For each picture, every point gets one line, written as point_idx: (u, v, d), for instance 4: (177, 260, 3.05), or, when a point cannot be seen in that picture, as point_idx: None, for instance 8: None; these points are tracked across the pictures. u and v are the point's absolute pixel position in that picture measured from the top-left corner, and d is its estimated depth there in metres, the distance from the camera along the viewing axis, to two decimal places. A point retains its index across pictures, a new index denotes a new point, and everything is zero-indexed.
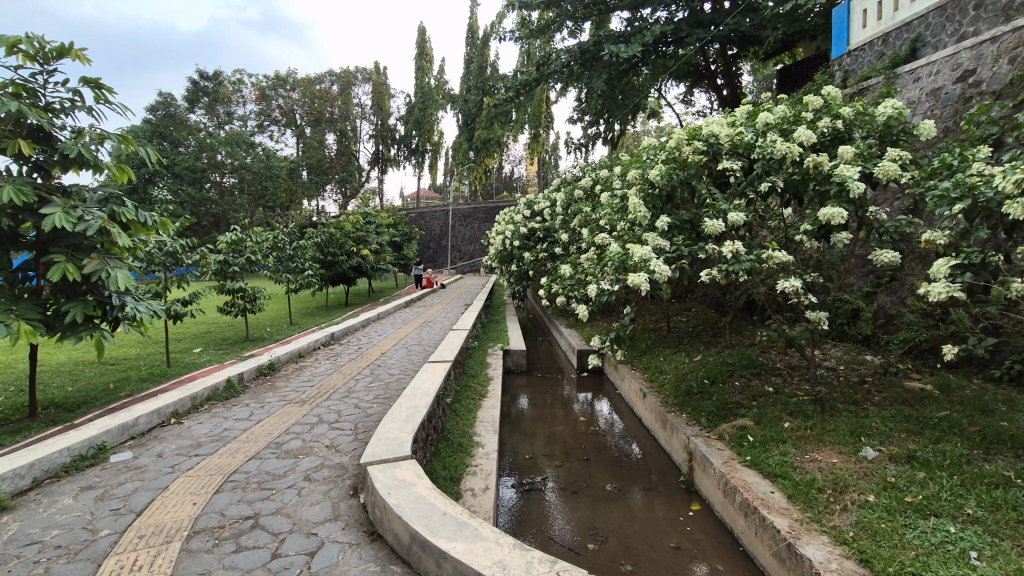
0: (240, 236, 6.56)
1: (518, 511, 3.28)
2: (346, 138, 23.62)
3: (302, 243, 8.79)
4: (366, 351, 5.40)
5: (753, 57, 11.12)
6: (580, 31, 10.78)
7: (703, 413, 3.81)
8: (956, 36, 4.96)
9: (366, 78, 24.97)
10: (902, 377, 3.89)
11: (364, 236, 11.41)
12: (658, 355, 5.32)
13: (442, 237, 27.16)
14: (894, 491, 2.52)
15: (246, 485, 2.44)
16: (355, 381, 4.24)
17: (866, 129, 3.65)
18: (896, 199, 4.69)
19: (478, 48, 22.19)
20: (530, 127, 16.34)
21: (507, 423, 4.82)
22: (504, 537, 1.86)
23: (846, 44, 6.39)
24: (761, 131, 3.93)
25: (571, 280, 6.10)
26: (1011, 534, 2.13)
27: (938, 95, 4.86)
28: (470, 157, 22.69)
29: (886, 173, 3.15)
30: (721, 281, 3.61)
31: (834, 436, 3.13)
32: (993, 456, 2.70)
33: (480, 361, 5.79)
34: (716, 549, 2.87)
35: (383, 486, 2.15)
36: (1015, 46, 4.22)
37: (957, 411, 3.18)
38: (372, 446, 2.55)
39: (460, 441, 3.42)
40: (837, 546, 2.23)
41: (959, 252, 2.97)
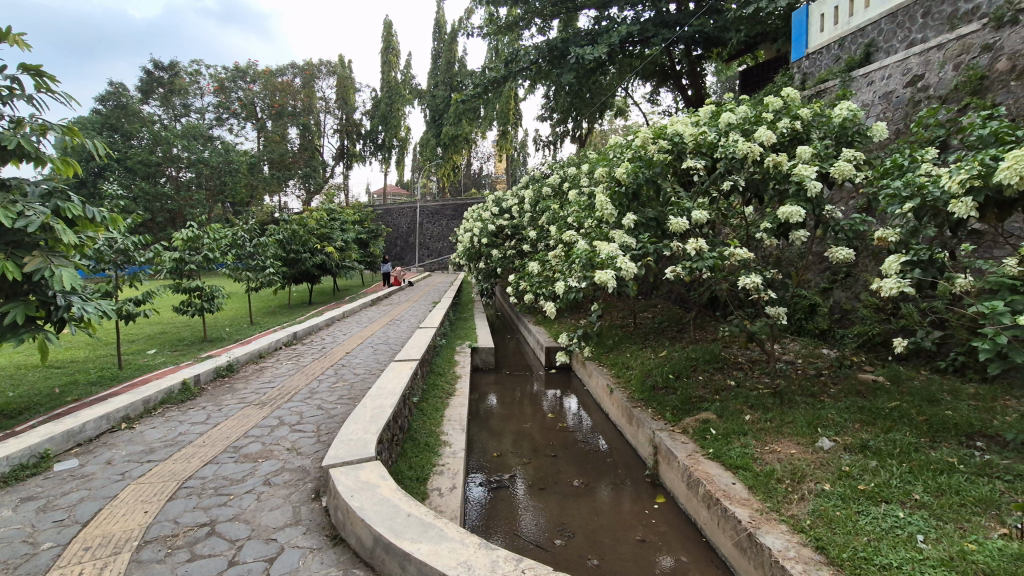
0: (197, 233, 6.32)
1: (486, 509, 3.26)
2: (310, 132, 23.10)
3: (262, 241, 8.52)
4: (331, 351, 5.28)
5: (717, 58, 11.35)
6: (549, 29, 10.84)
7: (668, 407, 3.88)
8: (906, 42, 5.18)
9: (330, 71, 24.47)
10: (856, 369, 4.05)
11: (329, 233, 11.16)
12: (625, 351, 5.39)
13: (409, 235, 26.77)
14: (849, 479, 2.62)
15: (201, 492, 2.35)
16: (318, 381, 4.13)
17: (823, 130, 3.77)
18: (851, 198, 4.86)
19: (446, 42, 22.04)
20: (498, 124, 16.30)
21: (475, 421, 4.80)
22: (469, 536, 1.84)
23: (805, 47, 6.59)
24: (723, 131, 4.02)
25: (539, 277, 6.11)
26: (954, 517, 2.24)
27: (890, 99, 5.07)
28: (438, 154, 22.55)
29: (841, 173, 3.28)
30: (685, 277, 3.67)
31: (791, 427, 3.23)
32: (939, 443, 2.83)
33: (448, 359, 5.74)
34: (680, 540, 2.94)
35: (346, 488, 2.10)
36: (960, 54, 4.45)
37: (907, 401, 3.32)
38: (334, 448, 2.49)
39: (427, 440, 3.38)
40: (794, 535, 2.30)
41: (908, 249, 3.10)
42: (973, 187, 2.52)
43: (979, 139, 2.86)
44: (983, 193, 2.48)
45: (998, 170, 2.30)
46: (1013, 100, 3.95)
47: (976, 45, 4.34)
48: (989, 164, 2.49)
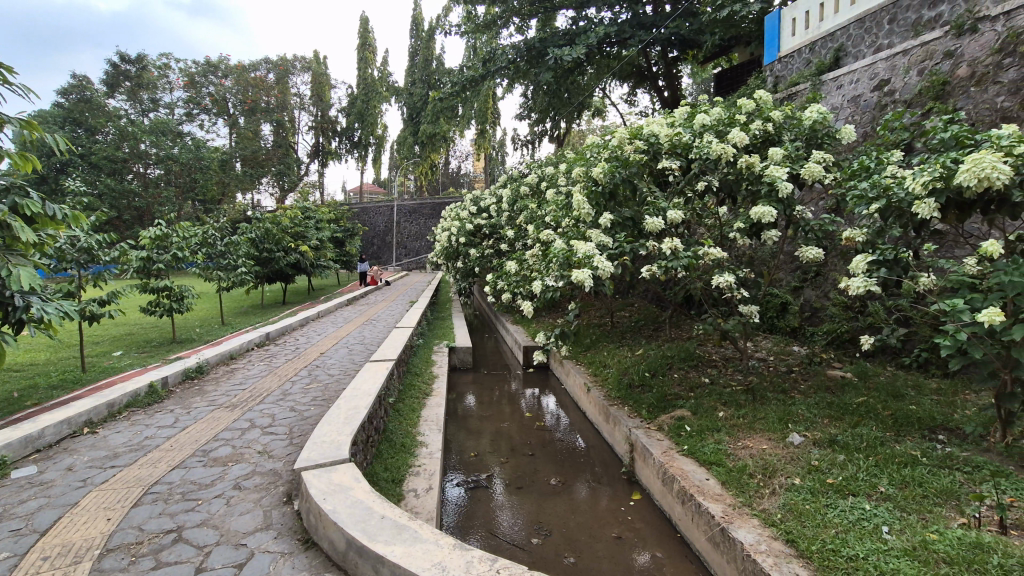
0: (165, 231, 6.14)
1: (464, 509, 3.25)
2: (284, 128, 22.70)
3: (234, 239, 8.32)
4: (305, 352, 5.19)
5: (693, 60, 11.52)
6: (527, 29, 10.85)
7: (644, 405, 3.92)
8: (873, 47, 5.32)
9: (305, 67, 24.07)
10: (825, 365, 4.15)
11: (303, 232, 10.97)
12: (602, 350, 5.42)
13: (386, 234, 26.51)
14: (818, 473, 2.68)
15: (168, 497, 2.28)
16: (292, 383, 4.06)
17: (794, 132, 3.85)
18: (821, 199, 4.98)
19: (423, 40, 21.92)
20: (475, 122, 16.24)
21: (453, 421, 4.77)
22: (444, 537, 1.83)
23: (777, 51, 6.73)
24: (698, 132, 4.08)
25: (517, 276, 6.10)
26: (917, 508, 2.31)
27: (858, 102, 5.21)
28: (415, 152, 22.40)
29: (811, 174, 3.36)
30: (660, 276, 3.71)
31: (763, 423, 3.30)
32: (903, 437, 2.92)
33: (426, 359, 5.69)
34: (656, 536, 2.97)
35: (318, 491, 2.07)
36: (924, 60, 4.60)
37: (873, 397, 3.42)
38: (307, 450, 2.45)
39: (403, 441, 3.35)
40: (766, 528, 2.35)
41: (875, 249, 3.18)
42: (936, 189, 2.60)
43: (941, 142, 2.95)
44: (944, 195, 2.57)
45: (959, 172, 2.38)
46: (973, 105, 4.10)
47: (938, 52, 4.50)
48: (950, 166, 2.57)
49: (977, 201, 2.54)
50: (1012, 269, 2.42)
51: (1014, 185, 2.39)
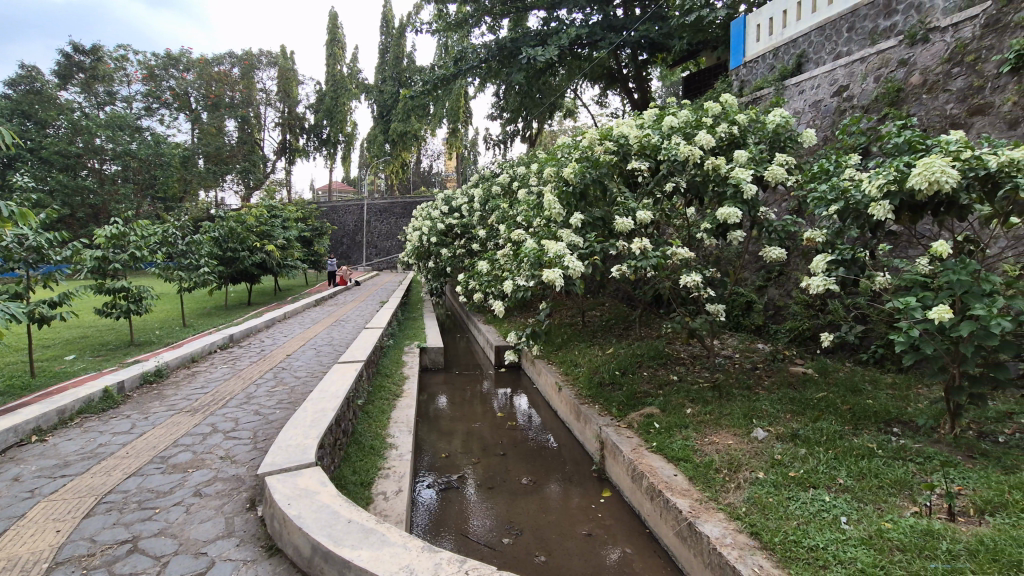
0: (122, 229, 5.91)
1: (435, 511, 3.23)
2: (249, 124, 22.19)
3: (197, 239, 8.06)
4: (271, 354, 5.06)
5: (662, 63, 11.71)
6: (499, 28, 10.85)
7: (614, 403, 3.96)
8: (833, 54, 5.51)
9: (272, 62, 23.52)
10: (788, 362, 4.28)
11: (269, 231, 10.71)
12: (574, 349, 5.47)
13: (356, 233, 26.11)
14: (780, 467, 2.76)
15: (122, 507, 2.19)
16: (256, 386, 3.95)
17: (758, 135, 3.95)
18: (783, 201, 5.13)
19: (394, 36, 21.71)
20: (447, 121, 16.15)
21: (424, 422, 4.73)
22: (412, 540, 1.81)
23: (743, 56, 6.91)
24: (666, 133, 4.15)
25: (489, 275, 6.09)
26: (873, 499, 2.40)
27: (819, 107, 5.38)
28: (386, 150, 22.15)
29: (774, 177, 3.46)
30: (630, 276, 3.75)
31: (729, 419, 3.38)
32: (861, 430, 3.03)
33: (396, 359, 5.63)
34: (625, 532, 3.01)
35: (282, 496, 2.02)
36: (879, 67, 4.79)
37: (833, 392, 3.54)
38: (271, 454, 2.39)
39: (372, 443, 3.30)
40: (731, 522, 2.40)
41: (834, 249, 3.29)
42: (890, 192, 2.70)
43: (895, 147, 3.07)
44: (898, 198, 2.67)
45: (912, 176, 2.48)
46: (925, 112, 4.29)
47: (893, 60, 4.68)
48: (904, 170, 2.68)
49: (929, 203, 2.65)
50: (960, 268, 2.54)
51: (962, 188, 2.51)
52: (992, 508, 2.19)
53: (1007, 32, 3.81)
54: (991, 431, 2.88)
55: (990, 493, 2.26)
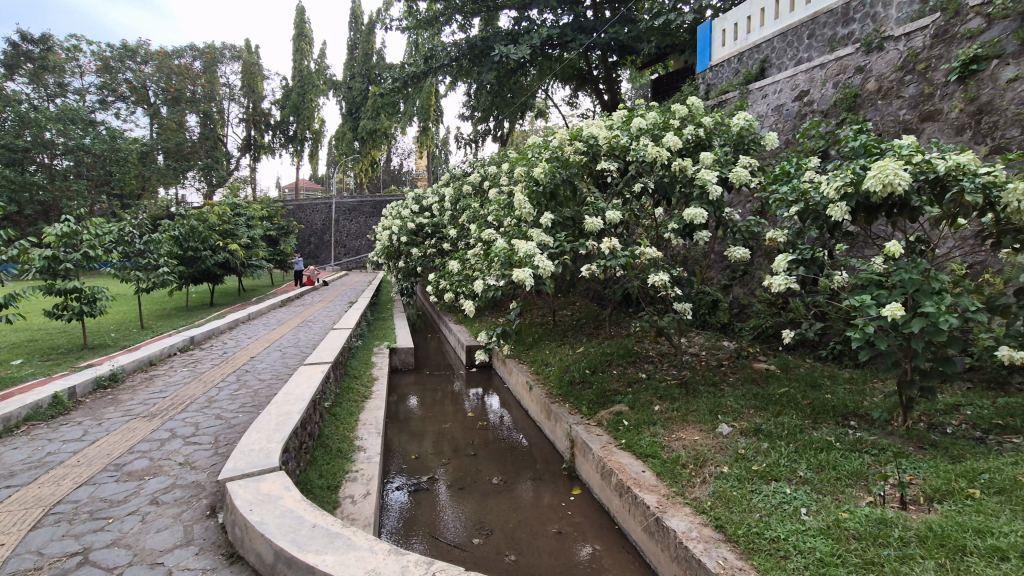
0: (74, 227, 5.65)
1: (404, 513, 3.20)
2: (210, 120, 21.74)
3: (155, 237, 7.77)
4: (234, 356, 4.93)
5: (631, 66, 11.87)
6: (469, 27, 10.81)
7: (584, 401, 3.99)
8: (795, 60, 5.68)
9: (236, 56, 22.87)
10: (752, 359, 4.40)
11: (233, 230, 10.41)
12: (545, 348, 5.49)
13: (324, 232, 25.64)
14: (744, 461, 2.83)
15: (72, 518, 2.10)
16: (218, 389, 3.84)
17: (723, 138, 4.04)
18: (747, 202, 5.27)
19: (363, 33, 21.42)
20: (418, 119, 15.99)
21: (394, 424, 4.68)
22: (377, 543, 1.79)
23: (709, 60, 7.05)
24: (635, 135, 4.20)
25: (459, 275, 6.07)
26: (831, 490, 2.48)
27: (781, 111, 5.54)
28: (355, 148, 21.81)
29: (738, 178, 3.55)
30: (599, 275, 3.78)
31: (695, 415, 3.45)
32: (820, 424, 3.13)
33: (365, 360, 5.55)
34: (595, 529, 3.05)
35: (244, 502, 1.97)
36: (838, 73, 4.96)
37: (794, 387, 3.66)
38: (233, 459, 2.33)
39: (340, 446, 3.25)
40: (697, 516, 2.46)
41: (795, 249, 3.39)
42: (847, 194, 2.80)
43: (852, 150, 3.19)
44: (854, 200, 2.77)
45: (867, 178, 2.58)
46: (880, 117, 4.46)
47: (850, 67, 4.85)
48: (859, 173, 2.78)
49: (882, 205, 2.76)
50: (912, 268, 2.65)
51: (914, 191, 2.62)
52: (940, 496, 2.30)
53: (954, 43, 3.99)
54: (940, 423, 3.02)
55: (939, 481, 2.37)
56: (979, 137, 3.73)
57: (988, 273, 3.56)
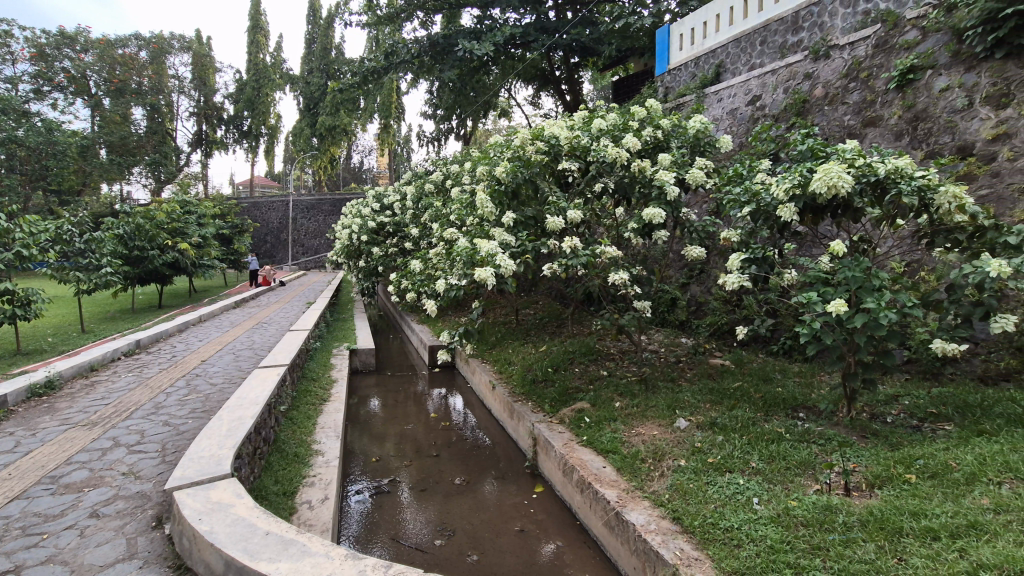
0: (6, 225, 5.30)
1: (366, 517, 3.14)
2: (158, 113, 20.69)
3: (97, 236, 7.37)
4: (183, 360, 4.73)
5: (592, 67, 12.01)
6: (431, 24, 10.72)
7: (547, 399, 4.03)
8: (748, 65, 5.88)
9: (185, 46, 21.90)
10: (708, 355, 4.54)
11: (183, 228, 9.98)
12: (507, 347, 5.50)
13: (280, 231, 24.89)
14: (700, 454, 2.91)
15: (2, 535, 1.97)
16: (166, 395, 3.67)
17: (681, 140, 4.15)
18: (704, 202, 5.43)
19: (321, 27, 20.92)
20: (378, 116, 15.73)
21: (355, 426, 4.59)
22: (334, 548, 1.75)
23: (667, 63, 7.21)
24: (596, 136, 4.26)
25: (422, 274, 6.01)
26: (781, 480, 2.58)
27: (735, 115, 5.73)
28: (314, 145, 21.28)
29: (694, 179, 3.65)
30: (561, 274, 3.82)
31: (654, 411, 3.53)
32: (771, 416, 3.26)
33: (324, 362, 5.42)
34: (557, 526, 3.07)
35: (192, 512, 1.89)
36: (787, 80, 5.17)
37: (747, 381, 3.79)
38: (181, 467, 2.23)
39: (296, 450, 3.16)
40: (655, 509, 2.52)
41: (748, 248, 3.51)
42: (795, 195, 2.92)
43: (799, 154, 3.33)
44: (802, 201, 2.89)
45: (813, 180, 2.70)
46: (827, 122, 4.67)
47: (799, 73, 5.06)
48: (806, 175, 2.90)
49: (828, 206, 2.89)
50: (855, 266, 2.79)
51: (856, 193, 2.75)
52: (880, 482, 2.43)
53: (893, 53, 4.22)
54: (880, 413, 3.19)
55: (879, 468, 2.50)
56: (916, 142, 3.96)
57: (924, 271, 3.78)
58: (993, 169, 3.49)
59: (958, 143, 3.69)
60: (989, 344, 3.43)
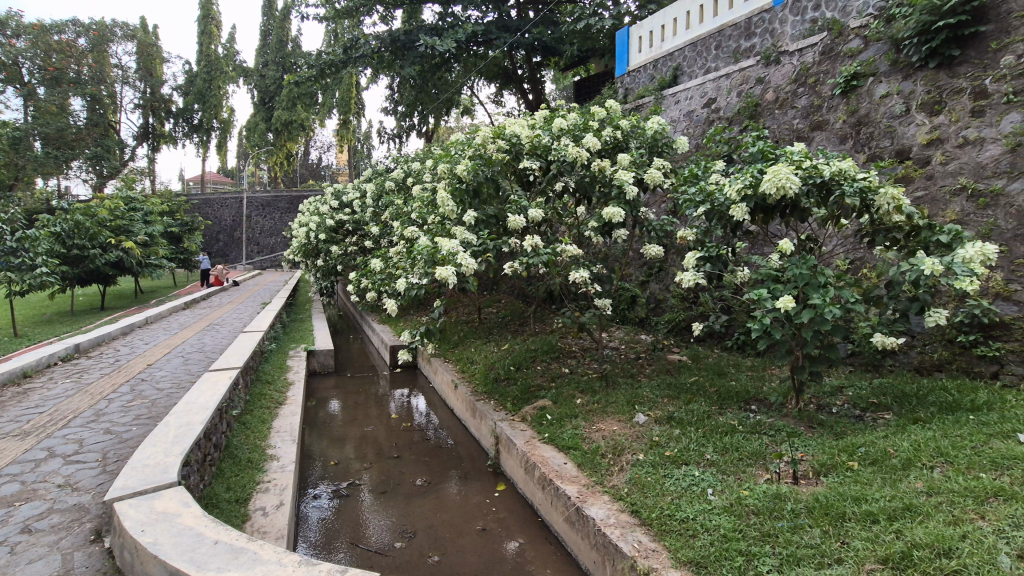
0: None
1: (325, 523, 3.07)
2: (99, 104, 19.61)
3: (30, 233, 6.96)
4: (127, 365, 4.51)
5: (554, 67, 12.10)
6: (391, 19, 10.56)
7: (509, 397, 4.04)
8: (704, 69, 6.05)
9: (128, 34, 20.79)
10: (666, 351, 4.66)
11: (127, 226, 9.51)
12: (469, 346, 5.48)
13: (234, 229, 24.02)
14: (658, 448, 2.97)
15: None
16: (108, 401, 3.49)
17: (639, 140, 4.24)
18: (662, 202, 5.54)
19: (277, 18, 20.31)
20: (337, 111, 15.40)
21: (313, 430, 4.48)
22: (287, 555, 1.70)
23: (627, 65, 7.33)
24: (556, 135, 4.29)
25: (382, 273, 5.92)
26: (734, 471, 2.67)
27: (692, 117, 5.87)
28: (269, 139, 20.64)
29: (652, 179, 3.73)
30: (522, 272, 3.83)
31: (614, 407, 3.59)
32: (725, 409, 3.37)
33: (280, 364, 5.27)
34: (518, 524, 3.09)
35: (135, 523, 1.81)
36: (741, 83, 5.34)
37: (703, 375, 3.92)
38: (123, 477, 2.13)
39: (250, 456, 3.06)
40: (615, 503, 2.56)
41: (703, 246, 3.61)
42: (747, 196, 3.02)
43: (751, 155, 3.44)
44: (753, 201, 2.99)
45: (763, 182, 2.79)
46: (777, 125, 4.86)
47: (752, 78, 5.24)
48: (757, 176, 3.00)
49: (777, 206, 3.01)
50: (802, 264, 2.90)
51: (803, 194, 2.87)
52: (826, 470, 2.54)
53: (838, 60, 4.42)
54: (826, 403, 3.34)
55: (825, 457, 2.62)
56: (859, 145, 4.16)
57: (866, 268, 3.98)
58: (927, 173, 3.70)
59: (897, 147, 3.90)
60: (924, 337, 3.60)
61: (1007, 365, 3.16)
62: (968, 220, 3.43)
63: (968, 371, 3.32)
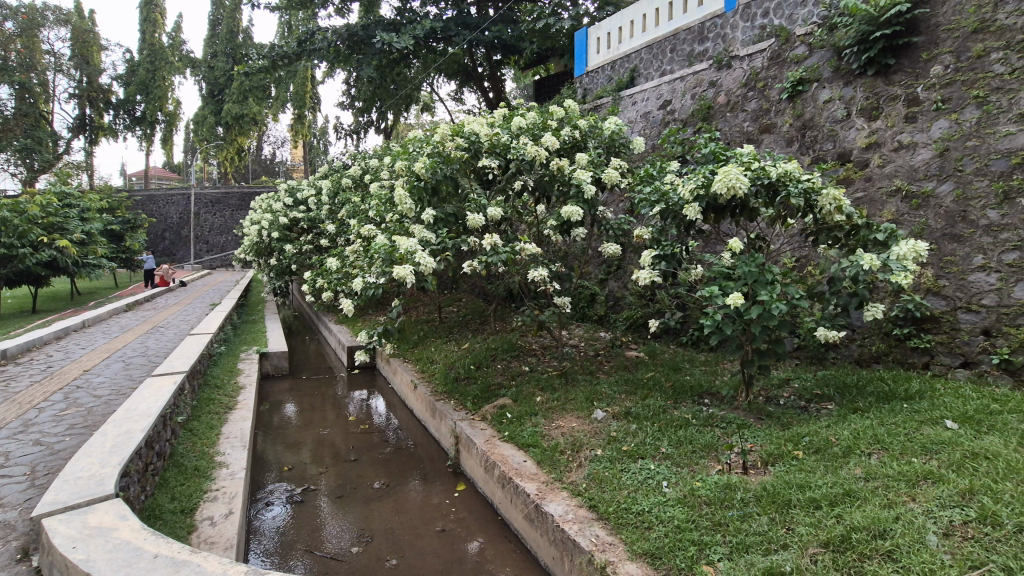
0: None
1: (279, 531, 2.99)
2: (28, 92, 18.32)
3: None
4: (61, 371, 4.24)
5: (513, 65, 12.10)
6: (348, 12, 10.31)
7: (469, 396, 4.02)
8: (659, 71, 6.18)
9: (62, 19, 19.50)
10: (624, 348, 4.74)
11: (62, 223, 8.94)
12: (429, 346, 5.42)
13: (181, 226, 23.00)
14: (615, 443, 3.02)
15: None
16: (38, 411, 3.27)
17: (597, 140, 4.30)
18: (620, 202, 5.63)
19: (226, 8, 19.52)
20: (291, 105, 14.97)
21: (266, 435, 4.34)
22: (233, 566, 1.64)
23: (586, 65, 7.41)
24: (515, 134, 4.29)
25: (339, 272, 5.78)
26: (687, 463, 2.74)
27: (648, 118, 5.99)
28: (219, 133, 19.83)
29: (609, 179, 3.78)
30: (482, 271, 3.81)
31: (573, 403, 3.63)
32: (679, 403, 3.46)
33: (230, 368, 5.06)
34: (478, 523, 3.08)
35: (66, 539, 1.70)
36: (695, 86, 5.48)
37: (659, 371, 4.02)
38: (55, 490, 2.01)
39: (197, 464, 2.94)
40: (573, 499, 2.59)
41: (658, 245, 3.68)
42: (699, 196, 3.10)
43: (703, 156, 3.54)
44: (705, 201, 3.07)
45: (714, 182, 2.87)
46: (729, 127, 5.01)
47: (705, 81, 5.40)
48: (708, 177, 3.09)
49: (727, 206, 3.10)
50: (751, 262, 3.00)
51: (751, 194, 2.97)
52: (774, 459, 2.65)
53: (785, 66, 4.60)
54: (775, 396, 3.48)
55: (772, 447, 2.72)
56: (804, 148, 4.35)
57: (811, 265, 4.17)
58: (865, 175, 3.90)
59: (838, 150, 4.09)
60: (864, 331, 3.79)
61: (937, 356, 3.37)
62: (903, 220, 3.63)
63: (902, 362, 3.53)
